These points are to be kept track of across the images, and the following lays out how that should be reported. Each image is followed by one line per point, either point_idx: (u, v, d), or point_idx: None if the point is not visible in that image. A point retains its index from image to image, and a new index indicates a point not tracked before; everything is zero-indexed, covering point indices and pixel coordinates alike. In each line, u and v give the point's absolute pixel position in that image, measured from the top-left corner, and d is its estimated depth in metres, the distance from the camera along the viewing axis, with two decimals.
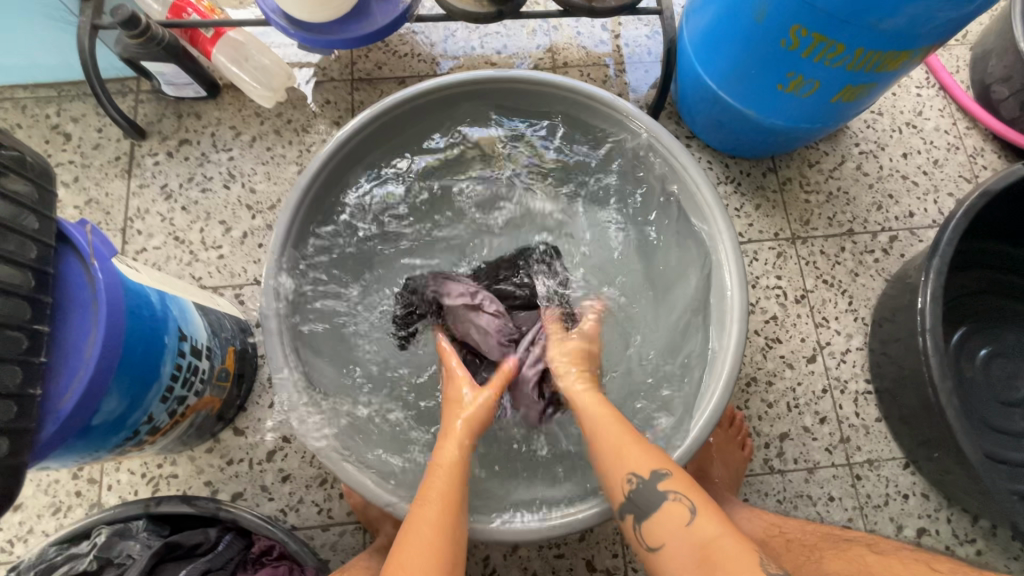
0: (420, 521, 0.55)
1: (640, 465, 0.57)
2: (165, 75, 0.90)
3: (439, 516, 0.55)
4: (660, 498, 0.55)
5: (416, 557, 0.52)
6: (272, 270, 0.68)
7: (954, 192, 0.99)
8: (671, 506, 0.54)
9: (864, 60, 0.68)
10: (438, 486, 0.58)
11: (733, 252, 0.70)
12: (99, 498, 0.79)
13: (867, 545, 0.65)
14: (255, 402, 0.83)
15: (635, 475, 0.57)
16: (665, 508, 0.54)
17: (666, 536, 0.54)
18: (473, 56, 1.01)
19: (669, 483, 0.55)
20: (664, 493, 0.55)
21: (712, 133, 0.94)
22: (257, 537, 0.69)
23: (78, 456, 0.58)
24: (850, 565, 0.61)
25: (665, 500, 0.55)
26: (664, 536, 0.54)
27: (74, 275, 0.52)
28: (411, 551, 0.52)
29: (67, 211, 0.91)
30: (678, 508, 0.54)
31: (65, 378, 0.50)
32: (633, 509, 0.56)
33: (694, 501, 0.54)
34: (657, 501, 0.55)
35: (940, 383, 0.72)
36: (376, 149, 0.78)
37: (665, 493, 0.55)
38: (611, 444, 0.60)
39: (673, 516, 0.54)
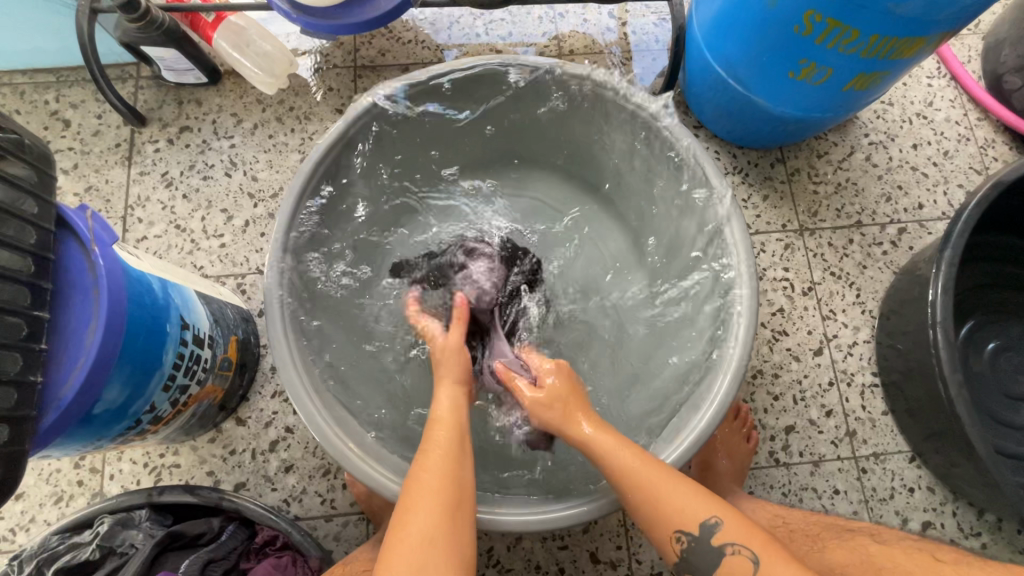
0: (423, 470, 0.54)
1: (687, 521, 0.55)
2: (165, 61, 0.87)
3: (442, 464, 0.54)
4: (718, 552, 0.53)
5: (424, 510, 0.51)
6: (275, 258, 0.67)
7: (964, 184, 0.98)
8: (732, 561, 0.53)
9: (879, 47, 0.67)
10: (440, 441, 0.57)
11: (743, 243, 0.69)
12: (101, 487, 0.78)
13: (870, 536, 0.65)
14: (257, 392, 0.83)
15: (683, 534, 0.55)
16: (726, 564, 0.53)
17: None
18: (478, 43, 1.00)
19: (724, 535, 0.54)
20: (721, 548, 0.53)
21: (721, 122, 0.92)
22: (260, 527, 0.68)
23: (79, 445, 0.58)
24: (853, 557, 0.61)
25: (722, 556, 0.53)
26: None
27: (74, 261, 0.51)
28: (419, 504, 0.51)
29: (66, 198, 0.90)
30: (738, 561, 0.52)
31: (65, 365, 0.50)
32: (691, 569, 0.55)
33: (756, 551, 0.52)
34: (715, 559, 0.53)
35: (950, 376, 0.71)
36: (379, 135, 0.77)
37: (721, 548, 0.53)
38: (641, 490, 0.56)
39: (736, 568, 0.52)
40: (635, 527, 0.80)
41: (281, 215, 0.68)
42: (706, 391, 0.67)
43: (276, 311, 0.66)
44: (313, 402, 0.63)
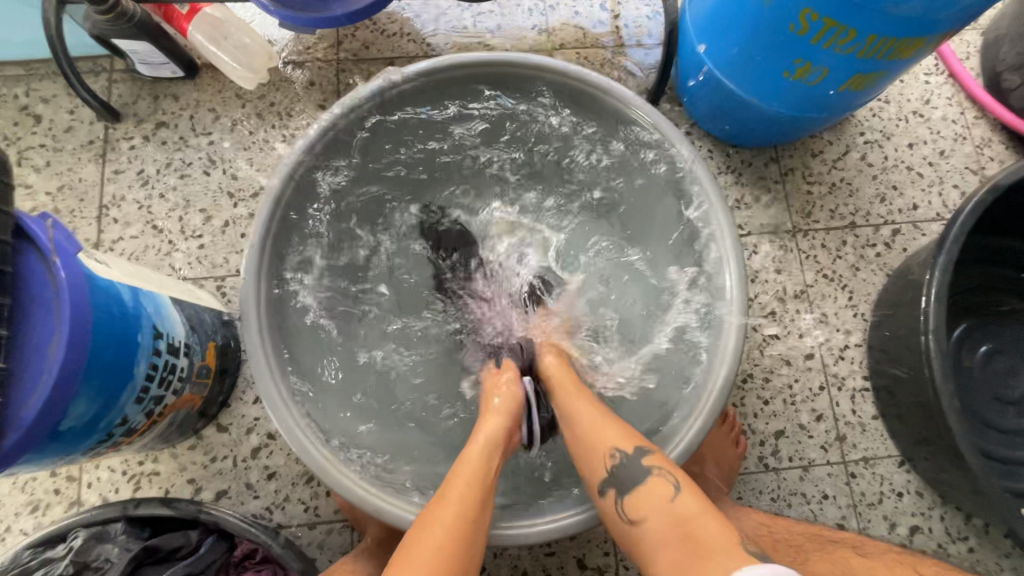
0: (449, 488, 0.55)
1: (622, 441, 0.58)
2: (139, 55, 0.84)
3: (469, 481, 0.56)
4: (643, 474, 0.55)
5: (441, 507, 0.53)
6: (251, 265, 0.65)
7: (960, 184, 0.96)
8: (655, 481, 0.55)
9: (877, 47, 0.65)
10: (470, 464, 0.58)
11: (734, 250, 0.67)
12: (78, 496, 0.76)
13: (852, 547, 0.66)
14: (239, 398, 0.81)
15: (618, 450, 0.57)
16: (649, 483, 0.55)
17: (649, 511, 0.53)
18: (466, 35, 0.96)
19: (652, 459, 0.56)
20: (649, 469, 0.55)
21: (715, 121, 0.90)
22: (240, 539, 0.67)
23: (50, 460, 0.56)
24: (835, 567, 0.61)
25: (647, 476, 0.55)
26: (647, 512, 0.53)
27: (35, 274, 0.49)
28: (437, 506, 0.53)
29: (38, 198, 0.87)
30: (662, 483, 0.54)
31: (29, 382, 0.48)
32: (615, 483, 0.56)
33: (679, 480, 0.55)
34: (642, 476, 0.55)
35: (942, 386, 0.70)
36: (359, 135, 0.74)
37: (649, 469, 0.55)
38: (593, 417, 0.61)
39: (657, 492, 0.54)
40: None
41: (258, 217, 0.66)
42: (693, 403, 0.65)
43: (252, 320, 0.63)
44: (291, 414, 0.62)
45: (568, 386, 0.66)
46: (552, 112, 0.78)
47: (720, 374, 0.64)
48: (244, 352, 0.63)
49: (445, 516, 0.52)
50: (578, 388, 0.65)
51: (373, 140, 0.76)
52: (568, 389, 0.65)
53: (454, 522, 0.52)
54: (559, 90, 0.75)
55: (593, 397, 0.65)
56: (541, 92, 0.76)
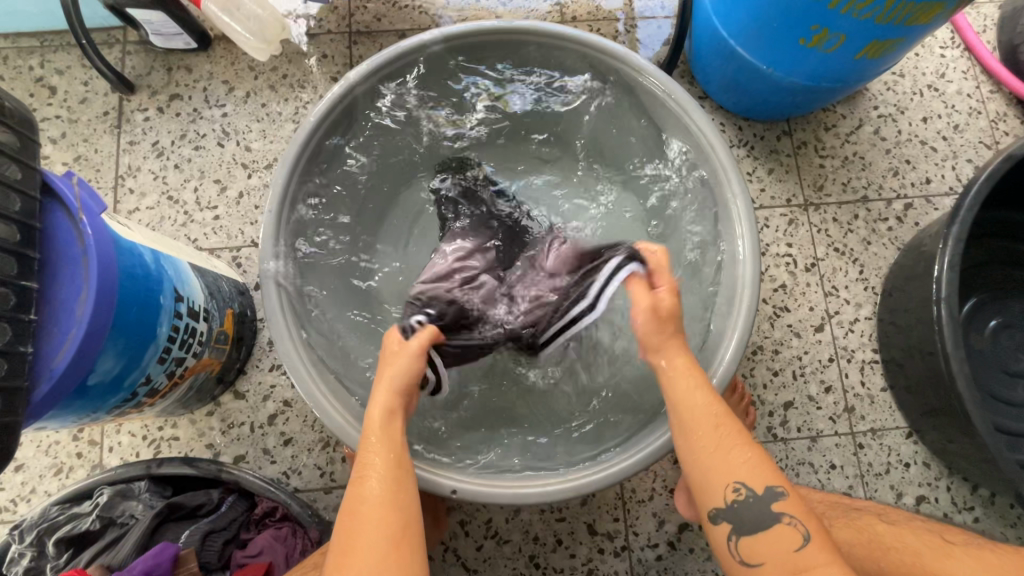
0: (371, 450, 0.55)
1: (753, 479, 0.52)
2: (152, 24, 0.84)
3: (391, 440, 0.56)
4: (773, 517, 0.51)
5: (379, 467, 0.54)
6: (270, 231, 0.66)
7: (973, 158, 0.96)
8: (783, 527, 0.50)
9: (895, 12, 0.64)
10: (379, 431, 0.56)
11: (747, 217, 0.68)
12: (100, 460, 0.78)
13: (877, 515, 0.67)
14: (255, 365, 0.82)
15: (746, 487, 0.52)
16: (776, 529, 0.50)
17: (768, 556, 0.50)
18: (476, 8, 0.96)
19: (784, 504, 0.51)
20: (778, 514, 0.51)
21: (728, 92, 0.90)
22: (259, 498, 0.69)
23: (77, 417, 0.57)
24: (862, 536, 0.63)
25: (775, 522, 0.51)
26: (767, 557, 0.50)
27: (62, 231, 0.50)
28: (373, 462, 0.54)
29: (55, 168, 0.87)
30: (790, 531, 0.50)
31: (57, 336, 0.49)
32: (732, 520, 0.52)
33: (810, 529, 0.50)
34: (768, 520, 0.51)
35: (954, 354, 0.70)
36: (373, 103, 0.74)
37: (778, 515, 0.51)
38: (712, 437, 0.53)
39: (782, 538, 0.50)
40: (633, 499, 0.81)
41: (275, 183, 0.67)
42: (705, 367, 0.66)
43: (271, 285, 0.65)
44: (309, 376, 0.63)
45: (688, 382, 0.56)
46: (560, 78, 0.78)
47: (732, 339, 0.65)
48: (264, 317, 0.64)
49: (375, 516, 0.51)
50: (704, 387, 0.56)
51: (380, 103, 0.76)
52: (692, 394, 0.56)
53: (381, 520, 0.51)
54: (576, 58, 0.75)
55: (718, 404, 0.55)
56: (552, 61, 0.76)
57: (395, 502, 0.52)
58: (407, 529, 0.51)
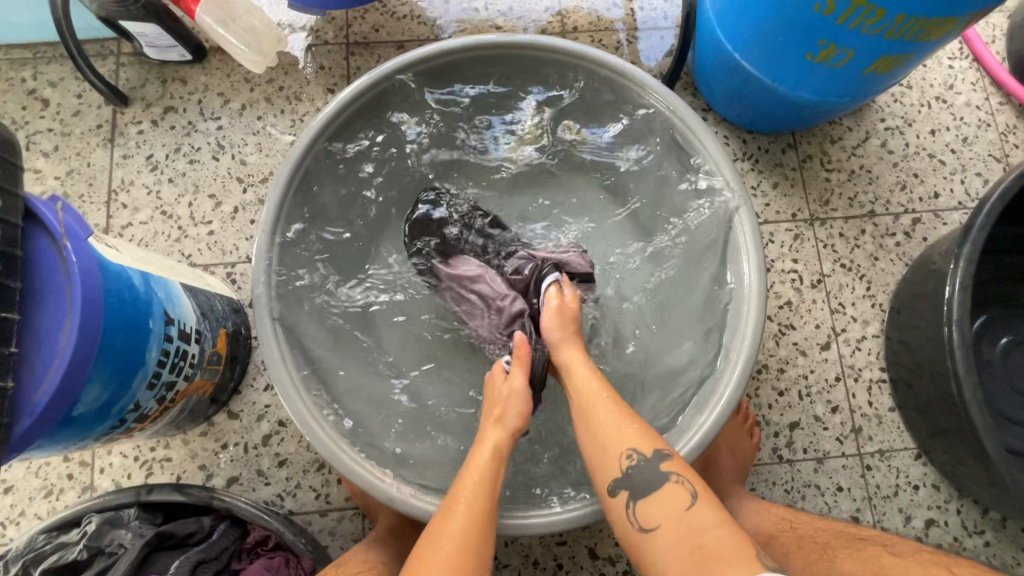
0: (468, 481, 0.55)
1: (641, 443, 0.55)
2: (146, 37, 0.82)
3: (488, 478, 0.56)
4: (661, 480, 0.53)
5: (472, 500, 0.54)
6: (262, 252, 0.64)
7: (983, 172, 0.94)
8: (672, 487, 0.52)
9: (906, 28, 0.62)
10: (481, 468, 0.56)
11: (753, 237, 0.67)
12: (91, 482, 0.77)
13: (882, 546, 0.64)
14: (249, 384, 0.80)
15: (635, 451, 0.54)
16: (665, 490, 0.52)
17: (661, 520, 0.51)
18: (476, 18, 0.94)
19: (671, 465, 0.54)
20: (666, 474, 0.53)
21: (732, 106, 0.88)
22: (252, 526, 0.68)
23: (64, 445, 0.56)
24: (866, 566, 0.61)
25: (664, 484, 0.53)
26: (659, 519, 0.51)
27: (46, 257, 0.49)
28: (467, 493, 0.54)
29: (47, 182, 0.86)
30: (678, 490, 0.52)
31: (40, 367, 0.47)
32: (628, 487, 0.54)
33: (695, 487, 0.52)
34: (657, 481, 0.53)
35: (965, 378, 0.68)
36: (369, 119, 0.73)
37: (666, 475, 0.53)
38: (608, 417, 0.57)
39: (673, 500, 0.52)
40: None
41: (269, 203, 0.65)
42: (709, 392, 0.65)
43: (264, 307, 0.63)
44: (303, 401, 0.61)
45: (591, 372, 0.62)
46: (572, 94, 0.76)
47: (738, 362, 0.64)
48: (257, 340, 0.62)
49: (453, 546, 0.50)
50: (600, 385, 0.60)
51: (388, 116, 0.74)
52: (592, 392, 0.60)
53: (456, 552, 0.50)
54: (575, 72, 0.73)
55: (613, 395, 0.60)
56: (553, 74, 0.74)
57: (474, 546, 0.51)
58: (477, 573, 0.50)
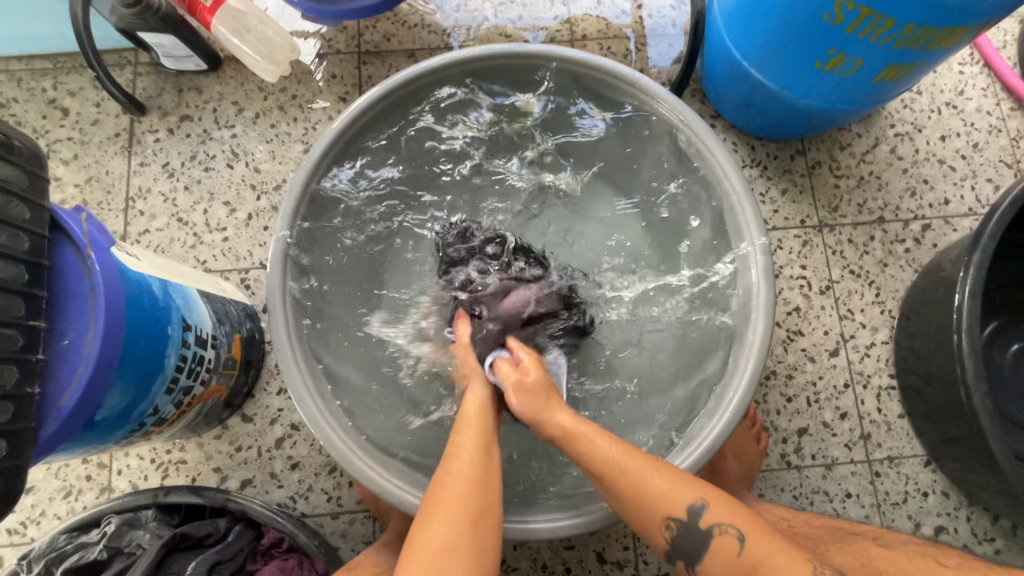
0: (463, 436, 0.57)
1: (674, 506, 0.54)
2: (163, 48, 0.84)
3: (482, 430, 0.58)
4: (705, 533, 0.53)
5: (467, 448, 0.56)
6: (276, 260, 0.65)
7: (994, 178, 0.93)
8: (718, 540, 0.53)
9: (915, 37, 0.63)
10: (473, 423, 0.58)
11: (762, 248, 0.66)
12: (109, 483, 0.78)
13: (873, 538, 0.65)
14: (263, 389, 0.82)
15: (673, 519, 0.54)
16: (713, 544, 0.53)
17: (719, 569, 0.53)
18: (486, 27, 0.95)
19: (710, 514, 0.53)
20: (710, 528, 0.53)
21: (741, 113, 0.89)
22: (266, 528, 0.69)
23: (85, 448, 0.57)
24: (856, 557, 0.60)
25: (711, 539, 0.53)
26: (718, 570, 0.53)
27: (70, 267, 0.50)
28: (462, 442, 0.56)
29: (66, 190, 0.88)
30: (726, 539, 0.53)
31: (64, 374, 0.49)
32: (679, 552, 0.54)
33: (741, 528, 0.53)
34: (704, 541, 0.53)
35: (975, 385, 0.68)
36: (380, 128, 0.74)
37: (710, 529, 0.53)
38: (625, 481, 0.54)
39: (724, 549, 0.53)
40: None
41: (283, 212, 0.66)
42: (717, 398, 0.65)
43: (278, 313, 0.64)
44: (317, 406, 0.63)
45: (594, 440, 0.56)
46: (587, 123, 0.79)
47: (747, 369, 0.64)
48: (271, 346, 0.63)
49: (455, 492, 0.51)
50: (596, 433, 0.57)
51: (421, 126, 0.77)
52: (585, 442, 0.57)
53: (462, 493, 0.51)
54: (584, 80, 0.74)
55: (614, 442, 0.56)
56: (562, 83, 0.75)
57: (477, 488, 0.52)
58: (483, 506, 0.51)
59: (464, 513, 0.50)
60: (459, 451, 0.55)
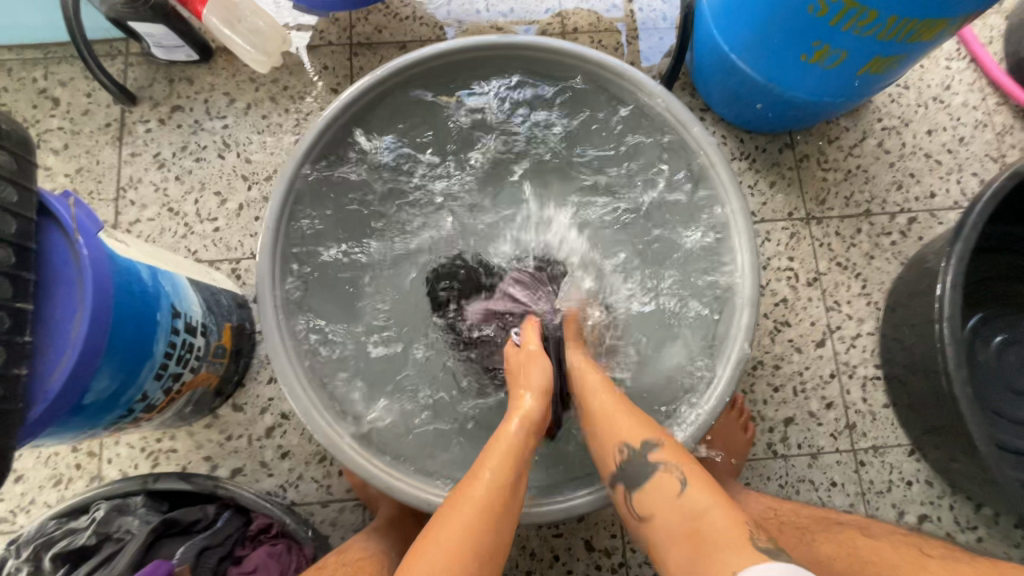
0: (492, 456, 0.55)
1: (632, 436, 0.57)
2: (154, 37, 0.84)
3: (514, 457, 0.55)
4: (651, 468, 0.54)
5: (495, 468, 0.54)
6: (266, 248, 0.66)
7: (979, 172, 0.95)
8: (661, 476, 0.53)
9: (898, 29, 0.63)
10: (506, 450, 0.56)
11: (747, 237, 0.67)
12: (99, 471, 0.79)
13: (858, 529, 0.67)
14: (254, 378, 0.82)
15: (626, 445, 0.56)
16: (655, 479, 0.53)
17: (658, 508, 0.52)
18: (477, 19, 0.96)
19: (660, 453, 0.55)
20: (655, 463, 0.54)
21: (729, 106, 0.89)
22: (255, 514, 0.69)
23: (74, 433, 0.57)
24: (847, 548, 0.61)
25: (654, 471, 0.54)
26: (654, 508, 0.52)
27: (58, 251, 0.50)
28: (493, 462, 0.55)
29: (57, 179, 0.88)
30: (668, 479, 0.52)
31: (52, 357, 0.49)
32: (624, 478, 0.56)
33: (685, 472, 0.53)
34: (647, 472, 0.54)
35: (956, 373, 0.69)
36: (369, 118, 0.74)
37: (656, 463, 0.54)
38: (601, 421, 0.60)
39: (664, 486, 0.52)
40: None
41: (272, 201, 0.67)
42: (704, 386, 0.66)
43: (268, 300, 0.65)
44: (306, 394, 0.63)
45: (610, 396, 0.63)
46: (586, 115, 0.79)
47: (732, 357, 0.65)
48: (261, 334, 0.64)
49: (474, 510, 0.50)
50: (590, 384, 0.66)
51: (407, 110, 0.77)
52: (591, 401, 0.63)
53: (482, 514, 0.50)
54: (572, 71, 0.74)
55: (604, 392, 0.64)
56: (550, 74, 0.75)
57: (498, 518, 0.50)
58: (498, 538, 0.49)
59: (480, 542, 0.48)
60: (486, 470, 0.54)
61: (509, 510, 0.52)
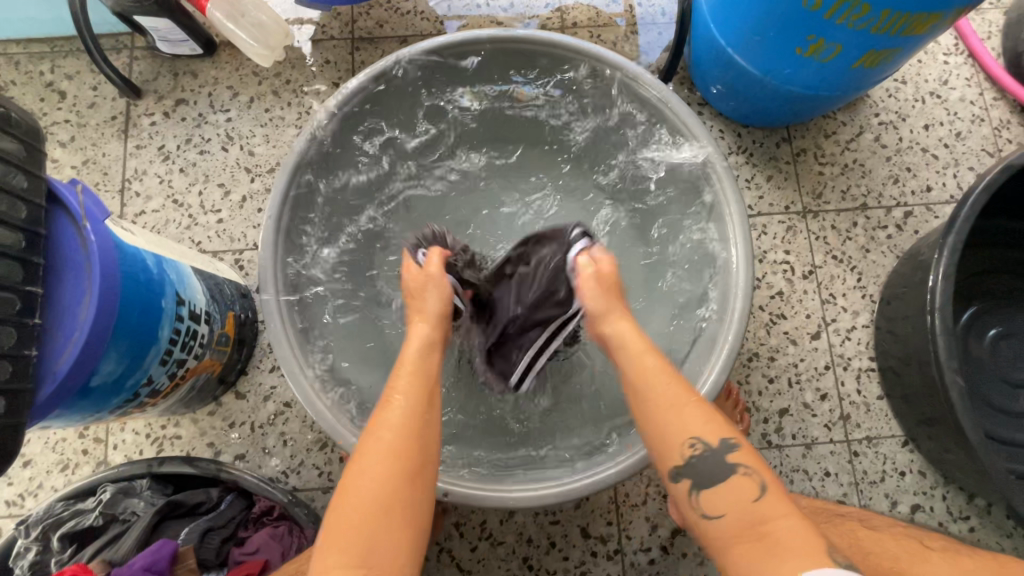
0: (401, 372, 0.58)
1: (708, 432, 0.51)
2: (159, 31, 0.86)
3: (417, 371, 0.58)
4: (728, 470, 0.50)
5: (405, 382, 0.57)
6: (269, 237, 0.67)
7: (975, 166, 0.95)
8: (739, 479, 0.49)
9: (891, 23, 0.64)
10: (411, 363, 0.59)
11: (742, 228, 0.68)
12: (105, 456, 0.80)
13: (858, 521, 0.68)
14: (256, 366, 0.84)
15: (700, 441, 0.51)
16: (732, 481, 0.49)
17: (725, 508, 0.49)
18: (478, 14, 0.97)
19: (739, 455, 0.50)
20: (733, 465, 0.50)
21: (727, 100, 0.90)
22: (257, 497, 0.70)
23: (81, 416, 0.59)
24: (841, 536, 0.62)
25: (732, 472, 0.50)
26: (721, 509, 0.49)
27: (66, 237, 0.52)
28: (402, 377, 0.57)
29: (63, 171, 0.89)
30: (747, 482, 0.49)
31: (59, 340, 0.50)
32: (691, 475, 0.50)
33: (766, 479, 0.49)
34: (725, 472, 0.50)
35: (947, 363, 0.70)
36: (370, 111, 0.75)
37: (733, 466, 0.50)
38: (667, 398, 0.53)
39: (740, 490, 0.49)
40: (626, 504, 0.82)
41: (274, 192, 0.68)
42: (697, 375, 0.67)
43: (270, 289, 0.66)
44: (308, 380, 0.65)
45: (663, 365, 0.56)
46: (584, 109, 0.80)
47: (724, 346, 0.66)
48: (263, 322, 0.65)
49: (391, 427, 0.52)
50: (651, 349, 0.58)
51: (409, 103, 0.78)
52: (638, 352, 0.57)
53: (402, 423, 0.53)
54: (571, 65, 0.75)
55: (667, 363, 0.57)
56: (549, 68, 0.77)
57: (417, 427, 0.53)
58: (423, 444, 0.52)
59: (398, 451, 0.51)
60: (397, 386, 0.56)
61: (435, 400, 0.56)
